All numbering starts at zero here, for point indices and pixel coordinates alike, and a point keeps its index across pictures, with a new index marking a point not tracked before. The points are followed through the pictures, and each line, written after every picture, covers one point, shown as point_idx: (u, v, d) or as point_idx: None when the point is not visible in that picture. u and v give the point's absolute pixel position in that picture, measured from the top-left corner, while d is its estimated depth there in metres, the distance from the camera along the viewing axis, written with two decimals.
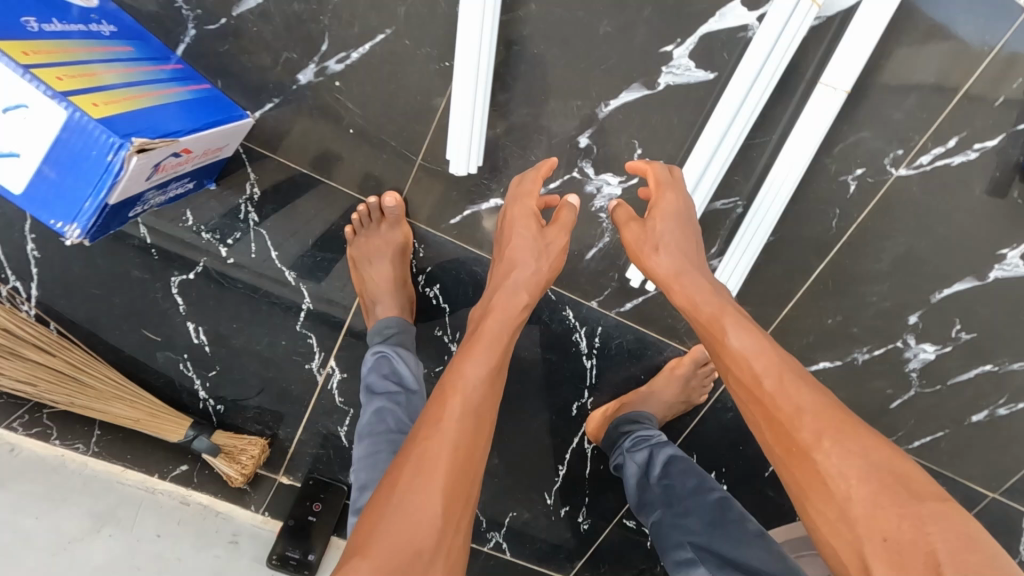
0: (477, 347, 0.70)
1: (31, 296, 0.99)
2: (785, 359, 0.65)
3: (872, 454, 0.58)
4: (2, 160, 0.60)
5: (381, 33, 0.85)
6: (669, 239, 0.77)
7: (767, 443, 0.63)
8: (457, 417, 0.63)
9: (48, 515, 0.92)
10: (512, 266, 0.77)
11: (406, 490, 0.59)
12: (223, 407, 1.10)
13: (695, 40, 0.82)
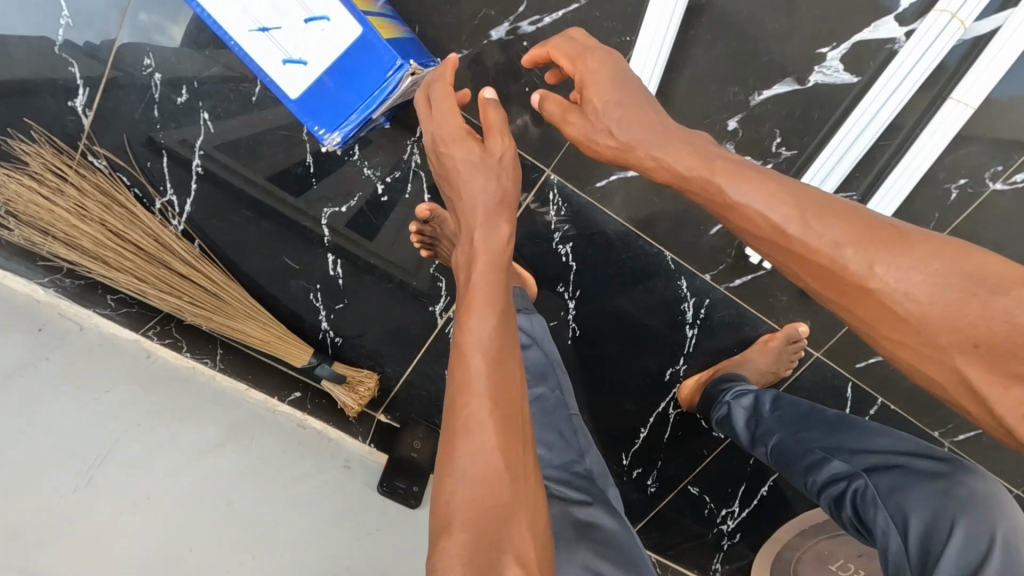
0: (479, 298, 0.67)
1: (183, 211, 1.04)
2: (801, 191, 0.59)
3: (924, 250, 0.52)
4: (293, 66, 0.79)
5: (575, 3, 0.89)
6: (596, 105, 0.72)
7: (815, 285, 0.58)
8: (482, 374, 0.63)
9: (187, 420, 0.96)
10: (475, 202, 0.72)
11: (467, 458, 0.59)
12: (341, 340, 1.16)
13: (848, 46, 0.93)
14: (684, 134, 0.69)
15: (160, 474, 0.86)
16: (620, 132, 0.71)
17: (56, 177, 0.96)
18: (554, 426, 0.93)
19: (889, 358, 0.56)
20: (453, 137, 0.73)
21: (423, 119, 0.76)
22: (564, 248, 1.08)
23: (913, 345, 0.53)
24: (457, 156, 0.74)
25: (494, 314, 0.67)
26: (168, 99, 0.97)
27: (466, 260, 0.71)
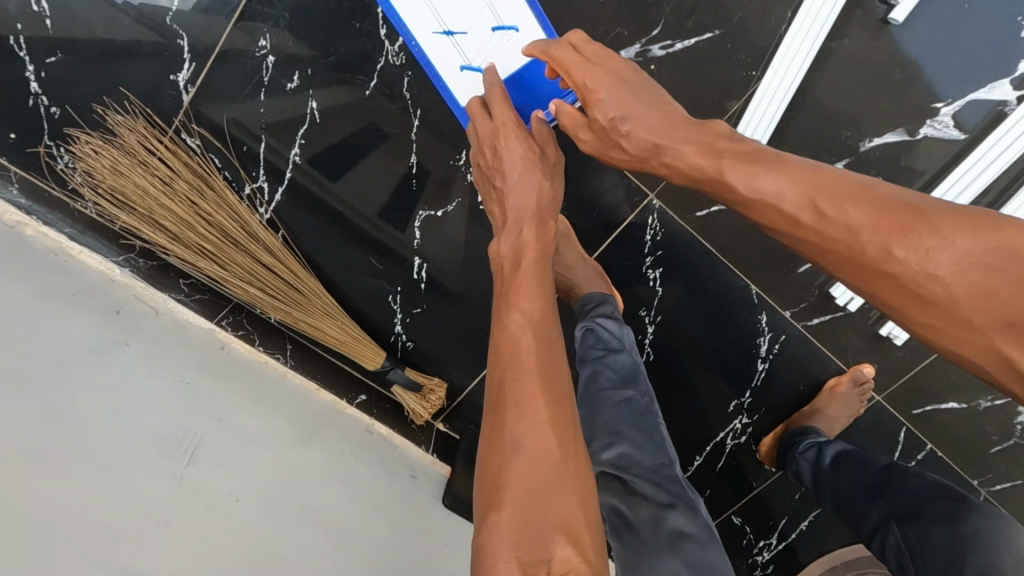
0: (527, 285, 0.70)
1: (272, 200, 1.00)
2: (814, 178, 0.64)
3: (942, 225, 0.55)
4: (468, 71, 0.88)
5: (709, 32, 0.89)
6: (623, 111, 0.77)
7: (836, 272, 0.63)
8: (531, 352, 0.64)
9: (264, 416, 0.92)
10: (525, 211, 0.76)
11: (518, 429, 0.58)
12: (411, 345, 1.12)
13: (962, 103, 0.93)
14: (702, 129, 0.75)
15: (245, 471, 0.82)
16: (642, 130, 0.76)
17: (148, 154, 0.91)
18: (643, 429, 0.91)
19: (912, 331, 0.59)
20: (509, 135, 0.78)
21: (477, 128, 0.81)
22: (654, 273, 1.09)
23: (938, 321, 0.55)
24: (509, 153, 0.78)
25: (540, 299, 0.69)
26: (277, 84, 0.93)
27: (508, 255, 0.74)
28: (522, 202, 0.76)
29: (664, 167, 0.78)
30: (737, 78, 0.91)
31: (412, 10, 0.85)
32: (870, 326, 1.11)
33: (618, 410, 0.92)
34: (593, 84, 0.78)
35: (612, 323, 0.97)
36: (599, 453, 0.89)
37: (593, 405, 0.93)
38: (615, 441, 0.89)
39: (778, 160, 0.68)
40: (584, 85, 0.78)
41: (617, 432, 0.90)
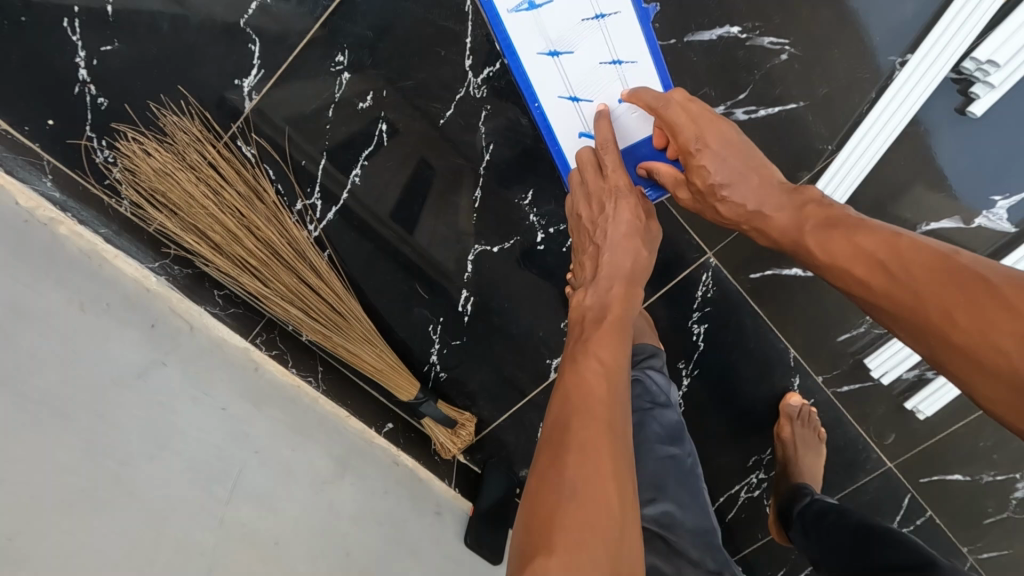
0: (608, 335, 0.66)
1: (323, 218, 0.95)
2: (887, 242, 0.60)
3: (1014, 295, 0.49)
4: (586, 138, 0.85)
5: (793, 102, 0.89)
6: (724, 176, 0.72)
7: (908, 342, 0.57)
8: (603, 402, 0.59)
9: (297, 445, 0.87)
10: (616, 271, 0.73)
11: (577, 476, 0.52)
12: (445, 375, 1.08)
13: (1021, 197, 0.89)
14: (794, 193, 0.71)
15: (284, 509, 0.78)
16: (739, 195, 0.73)
17: (202, 160, 0.86)
18: (688, 489, 0.85)
19: (989, 413, 0.51)
20: (622, 199, 0.76)
21: (587, 181, 0.80)
22: (698, 327, 1.09)
23: (1009, 401, 0.49)
24: (615, 214, 0.76)
25: (619, 351, 0.65)
26: (349, 103, 0.87)
27: (592, 309, 0.71)
28: (617, 260, 0.74)
29: (750, 232, 0.75)
30: (812, 151, 0.91)
31: (541, 75, 0.83)
32: (895, 397, 1.09)
33: (662, 465, 0.85)
34: (698, 147, 0.73)
35: (661, 375, 0.92)
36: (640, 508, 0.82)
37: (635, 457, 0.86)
38: (659, 498, 0.83)
39: (856, 222, 0.64)
40: (686, 146, 0.74)
41: (662, 488, 0.83)
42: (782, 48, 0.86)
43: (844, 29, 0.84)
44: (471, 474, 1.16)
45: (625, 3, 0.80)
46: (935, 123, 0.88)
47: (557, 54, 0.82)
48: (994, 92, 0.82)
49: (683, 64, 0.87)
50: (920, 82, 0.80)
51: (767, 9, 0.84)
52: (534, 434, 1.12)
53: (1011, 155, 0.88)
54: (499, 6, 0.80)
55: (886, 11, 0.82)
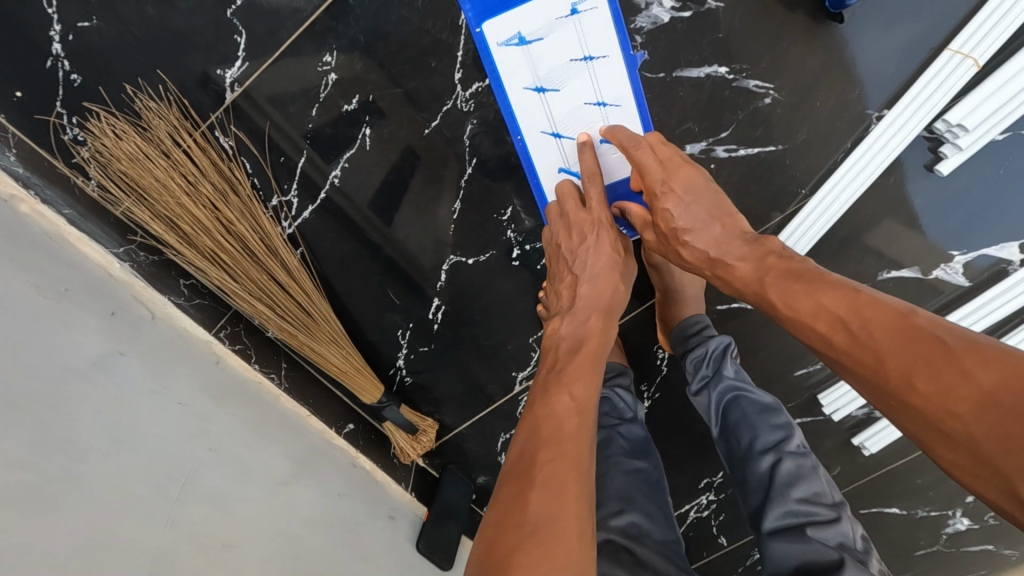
0: (582, 371, 0.68)
1: (299, 216, 0.94)
2: (846, 299, 0.58)
3: (972, 361, 0.47)
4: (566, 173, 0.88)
5: (773, 145, 0.91)
6: (686, 222, 0.74)
7: (871, 402, 0.55)
8: (573, 439, 0.60)
9: (258, 445, 0.87)
10: (593, 304, 0.78)
11: (542, 511, 0.53)
12: (410, 379, 1.09)
13: (974, 256, 0.93)
14: (754, 244, 0.71)
15: (238, 508, 0.77)
16: (699, 243, 0.74)
17: (177, 147, 0.84)
18: (654, 500, 0.83)
19: (952, 478, 0.49)
20: (603, 233, 0.80)
21: (568, 213, 0.83)
22: (663, 352, 1.04)
23: (968, 466, 0.46)
24: (597, 246, 0.80)
25: (592, 388, 0.66)
26: (334, 104, 0.86)
27: (568, 340, 0.75)
28: (596, 294, 0.79)
29: (715, 279, 0.75)
30: (786, 193, 0.93)
31: (526, 109, 0.84)
32: (844, 431, 1.11)
33: (628, 478, 0.83)
34: (663, 190, 0.75)
35: (629, 394, 0.93)
36: (605, 519, 0.78)
37: (601, 472, 0.84)
38: (626, 509, 0.79)
39: (818, 278, 0.62)
40: (653, 188, 0.76)
41: (628, 500, 0.81)
42: (766, 92, 0.87)
43: (828, 80, 0.86)
44: (429, 477, 1.16)
45: (614, 47, 0.80)
46: (908, 174, 0.91)
47: (543, 90, 0.83)
48: (962, 154, 0.85)
49: (671, 98, 0.88)
50: (890, 140, 0.83)
51: (756, 52, 0.85)
52: (494, 443, 1.13)
53: (971, 214, 0.91)
54: (489, 37, 0.80)
55: (867, 65, 0.85)
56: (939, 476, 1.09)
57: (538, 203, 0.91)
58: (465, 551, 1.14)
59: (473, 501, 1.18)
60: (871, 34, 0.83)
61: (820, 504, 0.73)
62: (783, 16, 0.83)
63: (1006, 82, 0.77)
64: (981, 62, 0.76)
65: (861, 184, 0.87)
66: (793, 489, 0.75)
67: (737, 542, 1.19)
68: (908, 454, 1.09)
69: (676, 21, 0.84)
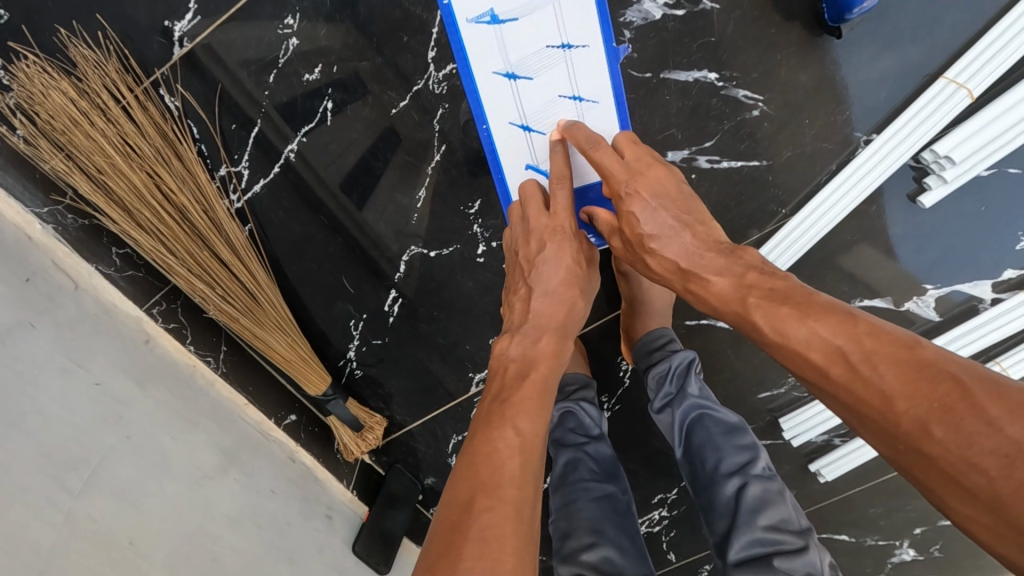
0: (528, 401, 0.63)
1: (249, 190, 0.88)
2: (847, 324, 0.50)
3: (997, 409, 0.41)
4: (533, 171, 0.83)
5: (756, 160, 0.86)
6: (653, 229, 0.68)
7: (869, 439, 0.49)
8: (515, 482, 0.55)
9: (182, 436, 0.80)
10: (548, 323, 0.73)
11: (474, 568, 0.48)
12: (360, 373, 1.02)
13: (946, 290, 0.90)
14: (731, 256, 0.64)
15: (150, 506, 0.69)
16: (670, 251, 0.67)
17: (115, 103, 0.77)
18: (627, 530, 0.78)
19: (959, 529, 0.44)
20: (564, 242, 0.75)
21: (529, 217, 0.78)
22: (627, 365, 1.00)
23: (987, 523, 0.41)
24: (556, 258, 0.74)
25: (539, 422, 0.62)
26: (293, 71, 0.82)
27: (517, 362, 0.69)
28: (550, 311, 0.73)
29: (688, 295, 0.67)
30: (765, 212, 0.89)
31: (495, 97, 0.78)
32: (800, 457, 1.04)
33: (597, 506, 0.80)
34: (629, 192, 0.69)
35: (593, 409, 0.88)
36: (577, 554, 0.75)
37: (572, 500, 0.81)
38: (598, 542, 0.75)
39: (806, 300, 0.54)
40: (617, 190, 0.71)
41: (600, 530, 0.77)
42: (755, 104, 0.83)
43: (818, 99, 0.83)
44: (374, 475, 1.10)
45: (595, 38, 0.75)
46: (889, 203, 0.88)
47: (515, 78, 0.77)
48: (947, 187, 0.81)
49: (655, 100, 0.84)
50: (876, 164, 0.79)
51: (747, 61, 0.81)
52: (445, 445, 1.07)
53: (947, 249, 0.88)
54: (458, 12, 0.74)
55: (859, 85, 0.82)
56: (892, 507, 1.04)
57: (502, 200, 0.85)
58: (406, 553, 1.09)
59: (420, 501, 1.11)
60: (865, 54, 0.80)
61: (786, 531, 0.69)
62: (777, 26, 0.80)
63: (999, 116, 0.74)
64: (975, 93, 0.73)
65: (844, 208, 0.83)
66: (760, 515, 0.71)
67: (686, 560, 1.11)
68: (861, 484, 1.03)
69: (667, 19, 0.80)
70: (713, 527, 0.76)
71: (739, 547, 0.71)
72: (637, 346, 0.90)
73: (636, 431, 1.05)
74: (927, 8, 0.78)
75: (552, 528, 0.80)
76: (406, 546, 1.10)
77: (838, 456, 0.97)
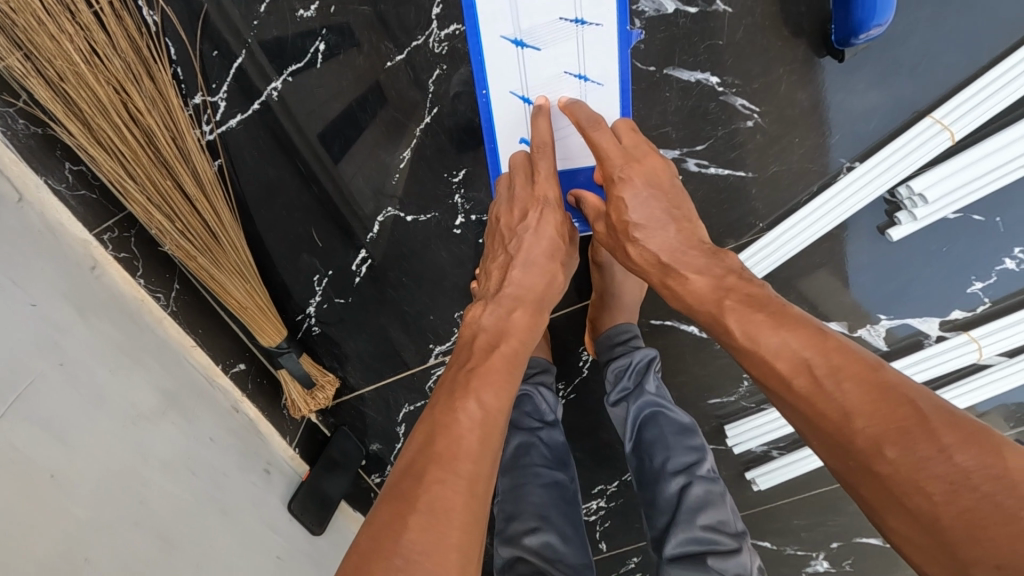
0: (495, 374, 0.62)
1: (224, 123, 0.84)
2: (817, 340, 0.51)
3: (948, 436, 0.43)
4: (522, 144, 0.81)
5: (743, 170, 0.87)
6: (640, 217, 0.69)
7: (822, 453, 0.50)
8: (471, 456, 0.55)
9: (121, 372, 0.76)
10: (523, 295, 0.71)
11: (419, 541, 0.48)
12: (317, 330, 0.98)
13: (898, 322, 0.94)
14: (712, 258, 0.64)
15: (79, 444, 0.66)
16: (653, 243, 0.68)
17: (86, 6, 0.71)
18: (571, 519, 0.79)
19: (897, 551, 0.46)
20: (548, 212, 0.74)
21: (515, 186, 0.77)
22: (588, 356, 1.01)
23: (922, 544, 0.43)
24: (537, 228, 0.74)
25: (503, 397, 0.61)
26: (288, 5, 0.78)
27: (487, 331, 0.67)
28: (527, 281, 0.72)
29: (664, 289, 0.67)
30: (743, 223, 0.89)
31: (499, 63, 0.76)
32: (739, 464, 1.07)
33: (545, 492, 0.80)
34: (621, 176, 0.70)
35: (551, 394, 0.88)
36: (519, 537, 0.76)
37: (520, 484, 0.81)
38: (542, 527, 0.76)
39: (781, 310, 0.55)
40: (610, 173, 0.71)
41: (546, 517, 0.77)
42: (750, 115, 0.84)
43: (810, 119, 0.84)
44: (318, 436, 1.07)
45: (609, 18, 0.74)
46: (859, 232, 0.90)
47: (522, 46, 0.75)
48: (915, 224, 0.83)
49: (654, 96, 0.83)
50: (857, 192, 0.80)
51: (750, 69, 0.82)
52: (396, 414, 1.04)
53: (904, 283, 0.92)
54: None
55: (852, 111, 0.83)
56: (815, 520, 1.09)
57: (491, 172, 0.83)
58: (340, 516, 1.07)
59: (362, 467, 1.09)
60: (861, 81, 0.81)
61: (723, 532, 0.71)
62: (783, 40, 0.80)
63: (975, 164, 0.77)
64: (956, 137, 0.76)
65: (821, 229, 0.83)
66: (700, 514, 0.73)
67: (616, 551, 1.14)
68: (790, 496, 1.07)
69: (679, 15, 0.79)
70: (655, 522, 0.78)
71: (676, 543, 0.72)
72: (601, 338, 0.90)
73: (587, 422, 1.06)
74: (927, 47, 0.79)
75: (497, 508, 0.80)
76: (341, 509, 1.08)
77: (775, 467, 1.01)
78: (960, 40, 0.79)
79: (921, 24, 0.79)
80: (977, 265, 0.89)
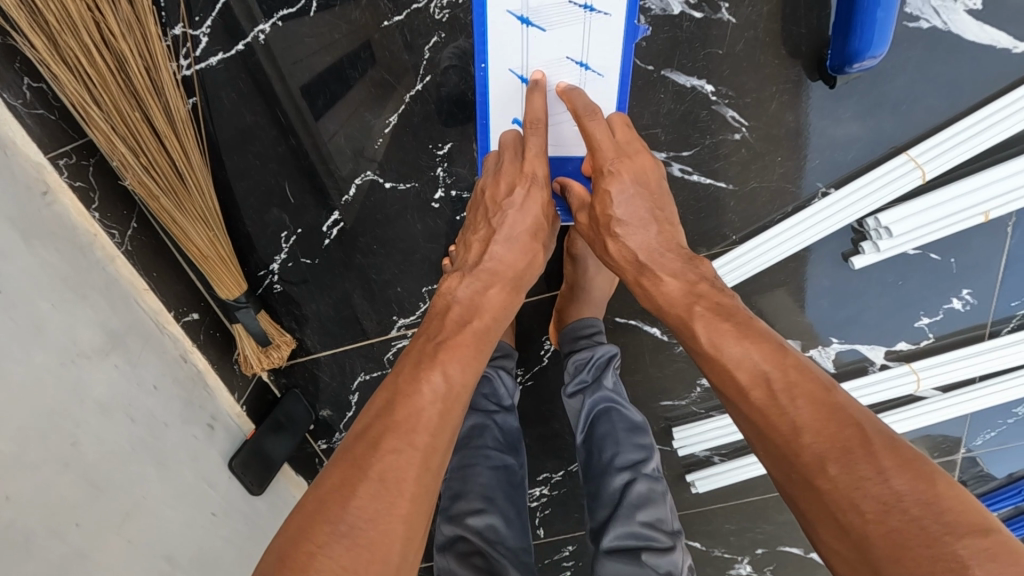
0: (463, 349, 0.61)
1: (203, 60, 0.80)
2: (780, 356, 0.52)
3: (887, 459, 0.45)
4: (513, 123, 0.80)
5: (723, 181, 0.88)
6: (623, 214, 0.69)
7: (767, 462, 0.52)
8: (429, 429, 0.54)
9: (65, 308, 0.72)
10: (499, 273, 0.71)
11: (366, 509, 0.48)
12: (279, 288, 0.95)
13: (847, 347, 0.97)
14: (687, 263, 0.65)
15: (10, 375, 0.62)
16: (632, 241, 0.69)
17: None
18: (516, 503, 0.80)
19: (822, 560, 0.48)
20: (534, 190, 0.73)
21: (502, 161, 0.76)
22: (550, 345, 1.01)
23: (849, 558, 0.45)
24: (521, 205, 0.73)
25: (468, 372, 0.60)
26: None
27: (460, 305, 0.67)
28: (505, 259, 0.72)
29: (637, 287, 0.68)
30: (716, 233, 0.91)
31: (501, 38, 0.74)
32: (681, 467, 1.10)
33: (494, 475, 0.81)
34: (611, 170, 0.70)
35: (510, 377, 0.88)
36: (463, 516, 0.76)
37: (469, 464, 0.81)
38: (487, 509, 0.77)
39: (747, 322, 0.56)
40: (601, 166, 0.71)
41: (491, 499, 0.78)
42: (739, 128, 0.85)
43: (792, 141, 0.85)
44: (267, 396, 1.05)
45: (618, 10, 0.73)
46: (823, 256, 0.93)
47: (528, 24, 0.73)
48: (877, 255, 0.86)
49: (649, 95, 0.83)
50: (828, 219, 0.82)
51: (743, 83, 0.82)
52: (350, 381, 1.03)
53: (858, 311, 0.95)
54: None
55: (833, 138, 0.85)
56: (744, 526, 1.13)
57: (479, 148, 0.82)
58: (281, 478, 1.05)
59: (309, 432, 1.07)
60: (847, 111, 0.83)
61: (660, 530, 0.73)
62: (780, 59, 0.81)
63: (940, 204, 0.80)
64: (927, 176, 0.79)
65: (791, 248, 0.85)
66: (640, 511, 0.75)
67: (553, 538, 1.16)
68: (724, 501, 1.11)
69: (684, 18, 0.79)
70: (597, 513, 0.79)
71: (615, 536, 0.74)
72: (566, 329, 0.90)
73: (541, 410, 1.07)
74: (911, 87, 0.82)
75: (445, 485, 0.80)
76: (282, 471, 1.06)
77: (714, 471, 1.04)
78: (943, 85, 0.81)
79: (910, 64, 0.81)
80: (926, 301, 0.93)
